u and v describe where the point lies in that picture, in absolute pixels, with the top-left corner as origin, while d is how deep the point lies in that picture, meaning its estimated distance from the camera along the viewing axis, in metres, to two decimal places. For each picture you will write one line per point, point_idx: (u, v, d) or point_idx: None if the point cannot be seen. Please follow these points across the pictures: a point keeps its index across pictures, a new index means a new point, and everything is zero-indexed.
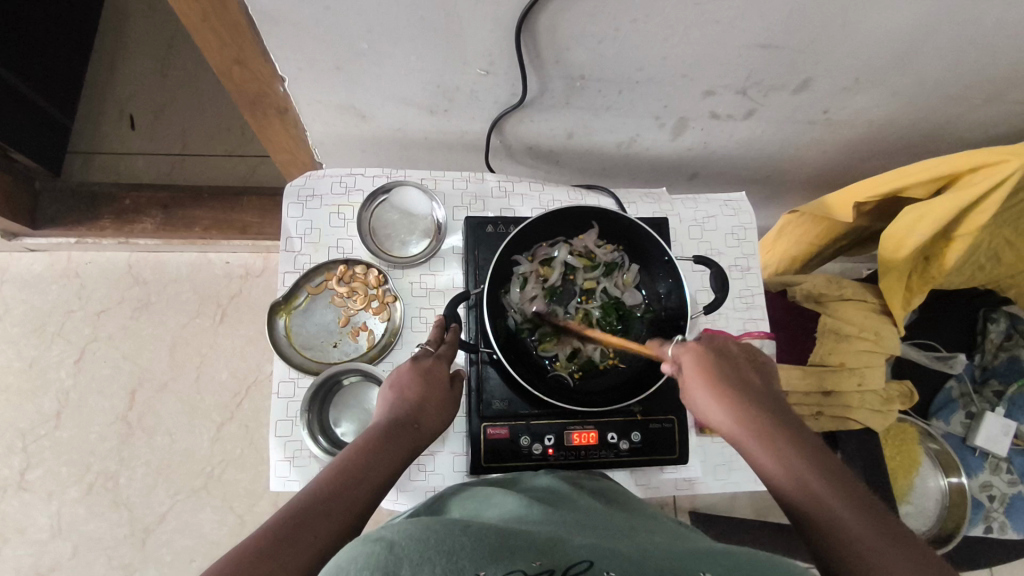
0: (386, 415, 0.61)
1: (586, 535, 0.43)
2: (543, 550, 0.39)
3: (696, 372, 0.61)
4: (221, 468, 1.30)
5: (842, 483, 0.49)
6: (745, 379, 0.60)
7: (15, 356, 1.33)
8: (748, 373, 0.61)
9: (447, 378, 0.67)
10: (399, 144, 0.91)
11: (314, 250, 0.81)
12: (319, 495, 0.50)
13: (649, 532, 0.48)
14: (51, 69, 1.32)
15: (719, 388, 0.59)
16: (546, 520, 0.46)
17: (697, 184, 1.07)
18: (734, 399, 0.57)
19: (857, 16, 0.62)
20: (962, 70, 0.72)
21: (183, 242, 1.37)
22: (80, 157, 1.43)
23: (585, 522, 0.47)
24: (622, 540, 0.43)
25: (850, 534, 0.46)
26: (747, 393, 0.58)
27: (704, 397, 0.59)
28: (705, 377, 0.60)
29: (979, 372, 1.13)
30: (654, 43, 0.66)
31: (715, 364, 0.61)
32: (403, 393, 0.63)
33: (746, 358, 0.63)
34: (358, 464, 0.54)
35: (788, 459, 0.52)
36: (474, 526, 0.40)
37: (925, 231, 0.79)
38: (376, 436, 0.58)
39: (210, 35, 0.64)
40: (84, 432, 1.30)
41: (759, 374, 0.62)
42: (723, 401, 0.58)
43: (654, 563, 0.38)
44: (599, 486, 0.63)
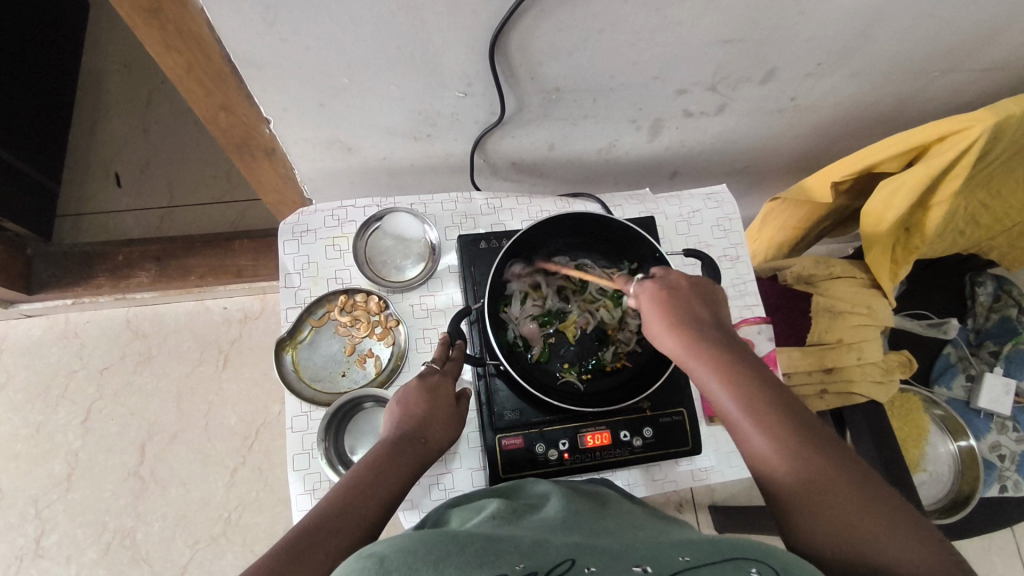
0: (393, 430, 0.62)
1: (570, 536, 0.45)
2: (527, 553, 0.40)
3: (657, 316, 0.62)
4: (238, 512, 1.30)
5: (807, 426, 0.53)
6: (703, 317, 0.62)
7: (21, 424, 1.33)
8: (702, 311, 0.62)
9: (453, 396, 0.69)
10: (386, 173, 0.93)
11: (313, 284, 0.83)
12: (327, 514, 0.51)
13: (638, 527, 0.50)
14: (35, 136, 1.33)
15: (682, 331, 0.60)
16: (536, 526, 0.48)
17: (678, 182, 1.10)
18: (694, 342, 0.59)
19: (811, 4, 0.65)
20: (919, 46, 0.75)
21: (179, 291, 1.38)
22: (69, 220, 1.44)
23: (572, 524, 0.49)
24: (608, 536, 0.46)
25: (816, 480, 0.50)
26: (708, 335, 0.60)
27: (668, 340, 0.61)
28: (668, 321, 0.61)
29: (973, 336, 1.16)
30: (622, 49, 0.68)
31: (676, 308, 0.62)
32: (409, 409, 0.64)
33: (703, 294, 0.64)
34: (365, 482, 0.55)
35: (751, 403, 0.54)
36: (462, 537, 0.42)
37: (901, 204, 0.81)
38: (383, 452, 0.59)
39: (195, 85, 0.66)
40: (98, 491, 1.29)
41: (713, 308, 0.64)
42: (686, 344, 0.59)
43: (636, 554, 0.41)
44: (592, 490, 0.65)
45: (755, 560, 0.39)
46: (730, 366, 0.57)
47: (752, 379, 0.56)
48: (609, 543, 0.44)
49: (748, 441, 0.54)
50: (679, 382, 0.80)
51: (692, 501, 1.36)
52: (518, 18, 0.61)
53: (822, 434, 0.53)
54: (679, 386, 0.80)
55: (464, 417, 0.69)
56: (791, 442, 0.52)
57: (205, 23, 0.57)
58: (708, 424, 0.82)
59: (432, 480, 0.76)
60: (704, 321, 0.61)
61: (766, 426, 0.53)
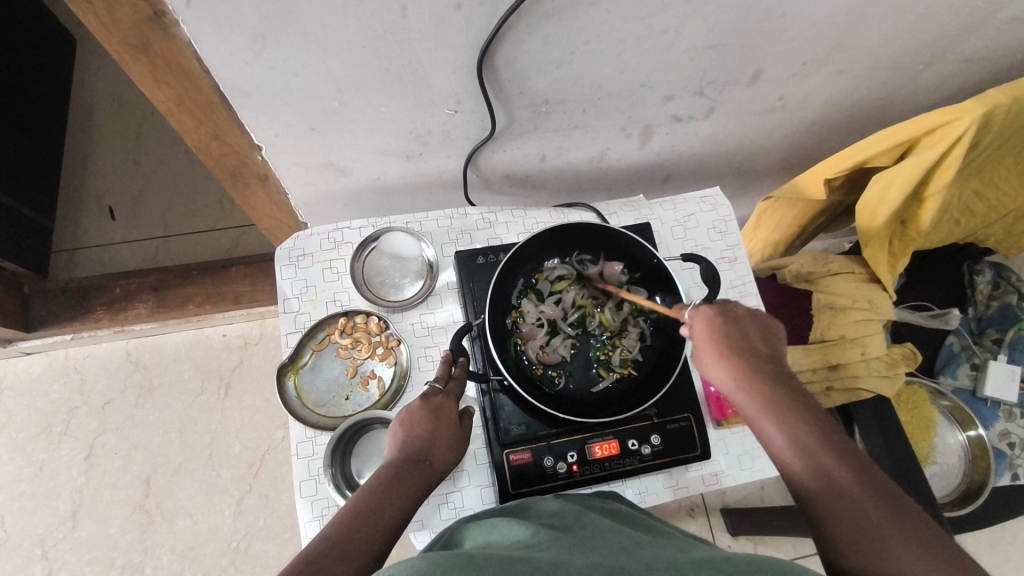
0: (397, 453, 0.62)
1: (584, 554, 0.45)
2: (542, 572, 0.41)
3: (707, 343, 0.62)
4: (247, 541, 1.28)
5: (859, 469, 0.52)
6: (754, 350, 0.61)
7: (25, 463, 1.32)
8: (755, 343, 0.62)
9: (456, 415, 0.68)
10: (380, 193, 0.93)
11: (312, 308, 0.83)
12: (332, 541, 0.51)
13: (652, 545, 0.49)
14: (28, 173, 1.34)
15: (733, 361, 0.60)
16: (550, 544, 0.47)
17: (672, 186, 1.10)
18: (746, 375, 0.59)
19: (793, 6, 0.65)
20: (902, 40, 0.76)
21: (178, 321, 1.38)
22: (65, 256, 1.43)
23: (587, 543, 0.49)
24: (624, 555, 0.45)
25: (867, 524, 0.49)
26: (761, 366, 0.59)
27: (717, 370, 0.61)
28: (718, 350, 0.61)
29: (975, 325, 1.16)
30: (609, 59, 0.69)
31: (729, 336, 0.62)
32: (413, 430, 0.64)
33: (757, 327, 0.64)
34: (374, 505, 0.55)
35: (801, 442, 0.54)
36: (476, 560, 0.42)
37: (894, 198, 0.82)
38: (388, 475, 0.58)
39: (185, 115, 0.66)
40: (104, 527, 1.28)
41: (767, 343, 0.63)
42: (736, 375, 0.59)
43: (655, 572, 0.41)
44: (604, 507, 0.64)
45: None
46: (778, 405, 0.57)
47: (796, 415, 0.56)
48: (626, 562, 0.43)
49: (798, 481, 0.54)
50: (683, 388, 0.80)
51: (704, 506, 1.35)
52: (503, 34, 0.61)
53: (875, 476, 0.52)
54: (684, 391, 0.79)
55: (467, 436, 0.69)
56: (840, 484, 0.52)
57: (193, 55, 0.58)
58: (717, 428, 0.81)
59: (441, 499, 0.75)
60: (755, 353, 0.61)
61: (816, 467, 0.53)
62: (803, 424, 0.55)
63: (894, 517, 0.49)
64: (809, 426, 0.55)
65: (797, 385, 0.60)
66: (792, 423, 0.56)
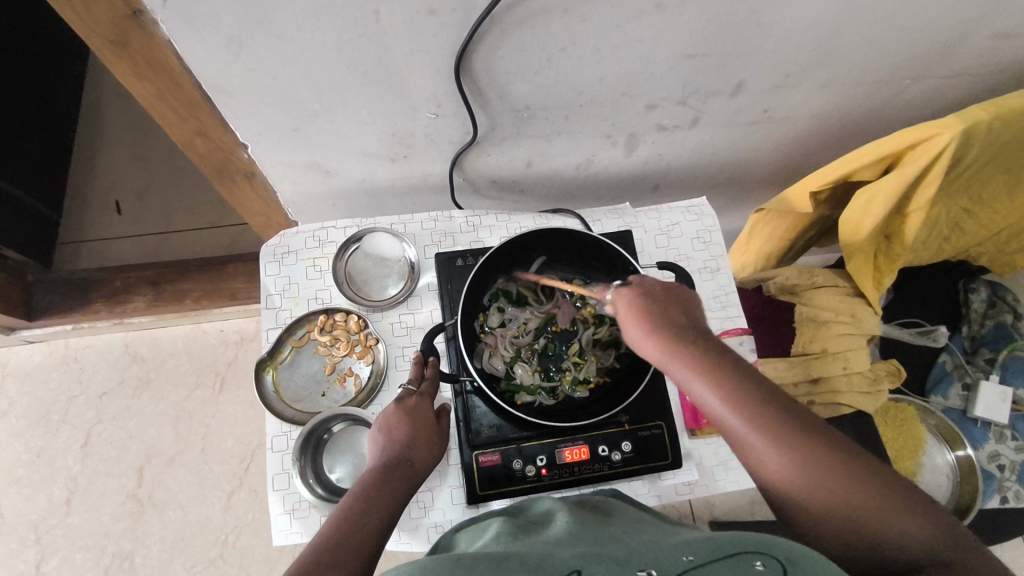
0: (378, 458, 0.63)
1: (574, 547, 0.47)
2: (532, 566, 0.43)
3: (634, 319, 0.62)
4: (235, 535, 1.30)
5: (793, 416, 0.53)
6: (675, 319, 0.61)
7: (23, 449, 1.35)
8: (671, 312, 0.62)
9: (432, 415, 0.69)
10: (367, 193, 0.95)
11: (294, 304, 0.84)
12: (328, 548, 0.51)
13: (641, 534, 0.52)
14: (36, 166, 1.37)
15: (660, 334, 0.59)
16: (540, 543, 0.50)
17: (661, 195, 1.10)
18: (675, 345, 0.58)
19: (770, 17, 0.65)
20: (887, 53, 0.76)
21: (176, 315, 1.40)
22: (70, 247, 1.47)
23: (578, 534, 0.51)
24: (613, 543, 0.48)
25: (820, 476, 0.50)
26: (696, 348, 0.58)
27: (648, 347, 0.60)
28: (647, 325, 0.61)
29: (969, 343, 1.13)
30: (587, 67, 0.69)
31: (652, 310, 0.62)
32: (390, 435, 0.65)
33: (674, 296, 0.64)
34: (358, 514, 0.55)
35: (740, 406, 0.53)
36: (467, 559, 0.44)
37: (877, 212, 0.81)
38: (372, 480, 0.59)
39: (168, 111, 0.68)
40: (97, 515, 1.30)
41: (687, 314, 0.62)
42: (666, 349, 0.58)
43: (642, 556, 0.44)
44: (597, 501, 0.66)
45: (758, 553, 0.41)
46: (732, 393, 0.54)
47: (748, 396, 0.54)
48: (615, 549, 0.46)
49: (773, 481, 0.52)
50: (657, 394, 0.79)
51: (691, 516, 1.34)
52: (478, 40, 0.62)
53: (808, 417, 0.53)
54: (657, 398, 0.79)
55: (445, 431, 0.70)
56: (784, 441, 0.51)
57: (173, 54, 0.59)
58: (691, 437, 0.81)
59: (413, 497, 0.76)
60: (676, 321, 0.61)
61: (794, 463, 0.51)
62: (737, 381, 0.55)
63: (841, 462, 0.50)
64: (742, 380, 0.55)
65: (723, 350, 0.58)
66: (728, 383, 0.55)
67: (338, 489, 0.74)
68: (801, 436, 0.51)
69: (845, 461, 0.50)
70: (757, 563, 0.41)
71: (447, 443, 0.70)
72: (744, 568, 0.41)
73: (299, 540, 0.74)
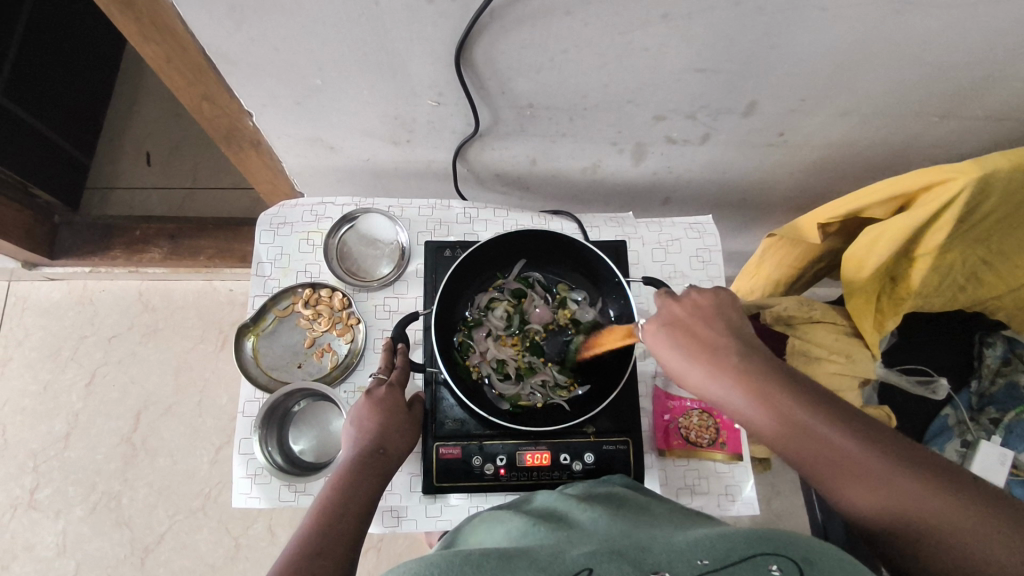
0: (350, 450, 0.65)
1: (586, 544, 0.49)
2: (543, 565, 0.45)
3: (677, 347, 0.57)
4: (218, 490, 1.34)
5: (862, 438, 0.50)
6: (721, 339, 0.56)
7: (32, 380, 1.40)
8: (715, 330, 0.57)
9: (403, 403, 0.71)
10: (372, 173, 0.95)
11: (283, 275, 0.85)
12: (311, 538, 0.54)
13: (650, 525, 0.54)
14: (73, 111, 1.41)
15: (707, 362, 0.55)
16: (544, 538, 0.52)
17: (671, 208, 1.08)
18: (726, 374, 0.54)
19: (783, 39, 0.63)
20: (909, 87, 0.72)
21: (188, 270, 1.44)
22: (98, 193, 1.51)
23: (592, 526, 0.53)
24: (624, 537, 0.50)
25: (904, 504, 0.48)
26: (755, 377, 0.53)
27: (702, 376, 0.55)
28: (689, 354, 0.56)
29: (977, 400, 1.09)
30: (590, 70, 0.68)
31: (693, 335, 0.57)
32: (361, 425, 0.66)
33: (713, 311, 0.59)
34: (339, 503, 0.58)
35: (807, 438, 0.50)
36: (474, 556, 0.46)
37: (883, 252, 0.78)
38: (347, 471, 0.62)
39: (175, 73, 0.69)
40: (92, 453, 1.35)
41: (734, 333, 0.57)
42: (716, 380, 0.54)
43: (651, 553, 0.46)
44: (604, 490, 0.66)
45: (775, 557, 0.43)
46: (804, 427, 0.50)
47: (820, 426, 0.50)
48: (626, 545, 0.48)
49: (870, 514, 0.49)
50: (627, 409, 0.79)
51: None
52: (478, 33, 0.61)
53: (878, 435, 0.50)
54: (627, 413, 0.78)
55: (417, 420, 0.72)
56: (859, 469, 0.49)
57: (177, 17, 0.60)
58: (659, 458, 0.80)
59: None
60: (721, 338, 0.56)
61: (885, 494, 0.48)
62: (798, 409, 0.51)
63: (921, 483, 0.48)
64: (801, 405, 0.51)
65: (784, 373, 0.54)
66: (788, 414, 0.51)
67: (300, 460, 0.76)
68: (874, 460, 0.49)
69: (926, 480, 0.48)
70: (773, 566, 0.43)
71: (419, 432, 0.72)
72: (760, 570, 0.43)
73: (256, 504, 0.75)
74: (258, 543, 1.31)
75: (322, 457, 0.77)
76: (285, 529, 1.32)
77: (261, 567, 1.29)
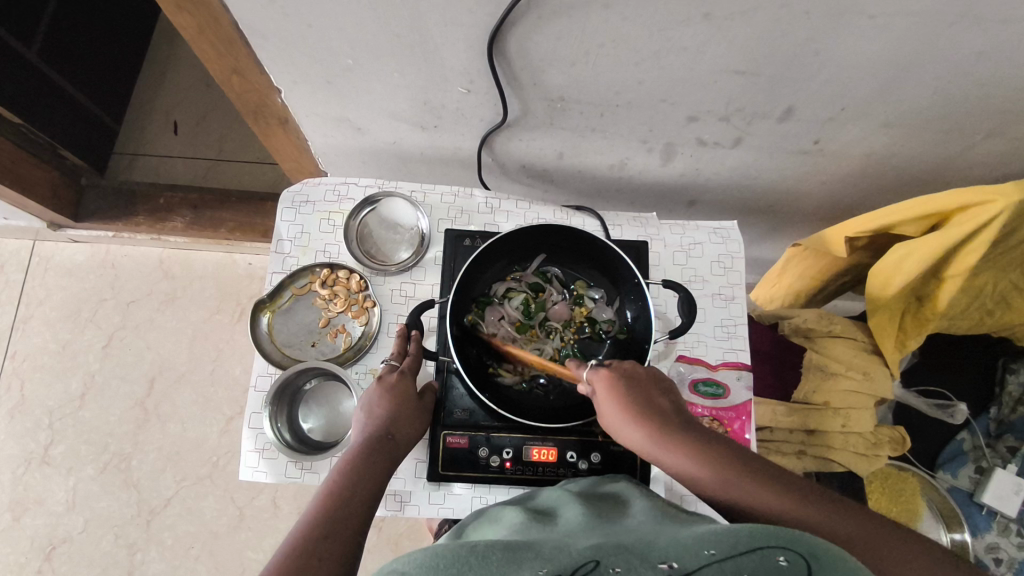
0: (360, 435, 0.65)
1: (591, 540, 0.48)
2: (548, 558, 0.45)
3: (609, 399, 0.65)
4: (226, 459, 1.36)
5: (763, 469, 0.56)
6: (650, 396, 0.65)
7: (51, 338, 1.43)
8: (649, 391, 0.65)
9: (413, 392, 0.71)
10: (397, 157, 0.94)
11: (302, 253, 0.85)
12: (318, 520, 0.55)
13: (656, 523, 0.53)
14: (105, 76, 1.42)
15: (639, 416, 0.62)
16: (547, 535, 0.52)
17: (696, 211, 1.06)
18: (651, 425, 0.62)
19: (827, 45, 0.61)
20: (953, 101, 0.70)
21: (209, 241, 1.45)
22: (125, 159, 1.52)
23: (597, 523, 0.53)
24: (629, 534, 0.50)
25: (802, 523, 0.52)
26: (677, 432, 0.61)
27: (631, 429, 0.63)
28: (621, 406, 0.63)
29: (994, 427, 1.06)
30: (626, 66, 0.67)
31: (626, 389, 0.64)
32: (371, 412, 0.67)
33: (649, 375, 0.67)
34: (348, 486, 0.59)
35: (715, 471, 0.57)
36: (481, 547, 0.46)
37: (911, 270, 0.76)
38: (356, 455, 0.62)
39: (207, 45, 0.69)
40: (105, 413, 1.38)
41: (664, 397, 0.65)
42: (642, 430, 0.62)
43: (657, 549, 0.45)
44: (609, 491, 0.65)
45: (782, 548, 0.43)
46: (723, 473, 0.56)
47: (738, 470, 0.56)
48: (632, 541, 0.47)
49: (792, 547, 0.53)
50: None
51: None
52: (514, 22, 0.60)
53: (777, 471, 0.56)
54: None
55: (427, 409, 0.72)
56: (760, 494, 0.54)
57: None
58: None
59: None
60: (652, 400, 0.64)
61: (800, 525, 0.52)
62: (708, 448, 0.59)
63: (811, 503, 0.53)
64: (720, 451, 0.58)
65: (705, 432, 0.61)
66: (707, 460, 0.58)
67: (308, 438, 0.77)
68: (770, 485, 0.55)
69: (816, 500, 0.53)
70: (780, 558, 0.42)
71: (428, 420, 0.72)
72: (769, 563, 0.42)
73: (262, 478, 0.76)
74: (262, 515, 1.33)
75: (330, 437, 0.78)
76: (289, 503, 1.34)
77: (263, 537, 1.31)
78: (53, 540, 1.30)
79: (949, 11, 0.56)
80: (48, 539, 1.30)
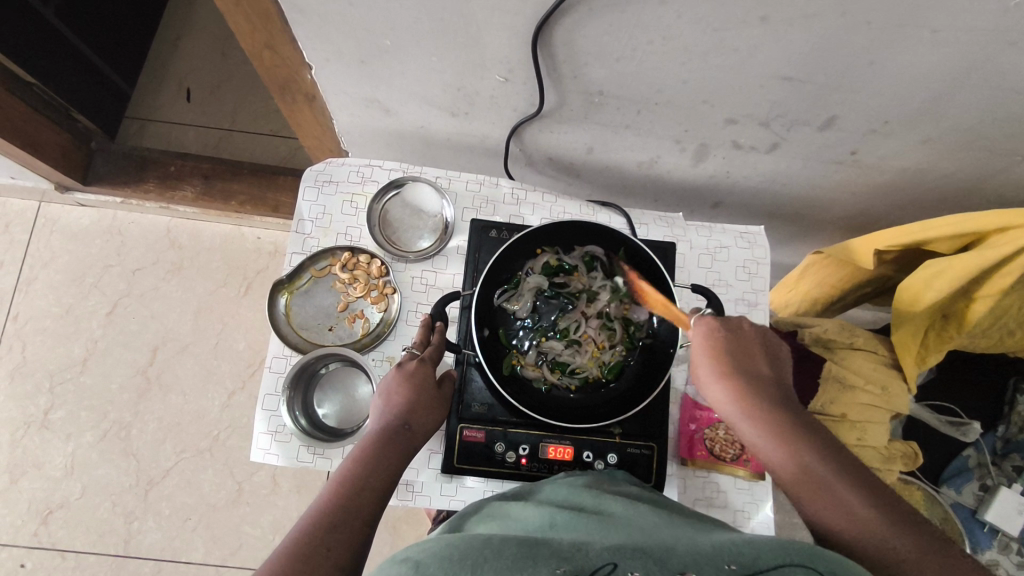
0: (377, 421, 0.63)
1: (608, 539, 0.46)
2: (566, 556, 0.43)
3: (706, 358, 0.62)
4: (227, 433, 1.36)
5: (853, 479, 0.53)
6: (754, 365, 0.61)
7: (54, 302, 1.41)
8: (751, 356, 0.62)
9: (433, 380, 0.69)
10: (422, 141, 0.92)
11: (323, 235, 0.84)
12: (319, 512, 0.53)
13: (670, 525, 0.51)
14: (119, 38, 1.38)
15: (727, 378, 0.60)
16: (561, 530, 0.50)
17: (719, 213, 1.05)
18: (745, 395, 0.59)
19: (883, 56, 0.59)
20: (999, 120, 0.69)
21: (218, 213, 1.42)
22: (135, 124, 1.49)
23: (608, 522, 0.51)
24: (645, 536, 0.47)
25: (858, 525, 0.50)
26: (762, 399, 0.58)
27: (715, 386, 0.61)
28: (716, 367, 0.61)
29: (1000, 445, 1.06)
30: (672, 64, 0.65)
31: (727, 353, 0.62)
32: (389, 399, 0.65)
33: (763, 341, 0.64)
34: (359, 475, 0.57)
35: (800, 457, 0.54)
36: (494, 541, 0.44)
37: (942, 288, 0.75)
38: (372, 443, 0.60)
39: (242, 18, 0.66)
40: (106, 381, 1.37)
41: (766, 364, 0.62)
42: (733, 395, 0.59)
43: (678, 553, 0.43)
44: (622, 488, 0.63)
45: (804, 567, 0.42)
46: (798, 456, 0.55)
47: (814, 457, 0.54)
48: (650, 543, 0.45)
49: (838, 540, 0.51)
50: (657, 416, 0.77)
51: None
52: (564, 13, 0.58)
53: (874, 482, 0.53)
54: (656, 419, 0.77)
55: (446, 399, 0.70)
56: (838, 500, 0.52)
57: None
58: (680, 466, 0.79)
59: None
60: (751, 369, 0.61)
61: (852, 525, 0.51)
62: (799, 440, 0.55)
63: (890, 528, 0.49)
64: (803, 437, 0.56)
65: (795, 412, 0.58)
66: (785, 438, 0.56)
67: (323, 424, 0.76)
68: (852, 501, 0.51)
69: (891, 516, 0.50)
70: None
71: (446, 411, 0.70)
72: None
73: (274, 461, 0.75)
74: (261, 490, 1.33)
75: (345, 424, 0.77)
76: (288, 480, 1.34)
77: (262, 513, 1.31)
78: (50, 505, 1.29)
79: (1013, 31, 0.54)
80: (44, 504, 1.29)
